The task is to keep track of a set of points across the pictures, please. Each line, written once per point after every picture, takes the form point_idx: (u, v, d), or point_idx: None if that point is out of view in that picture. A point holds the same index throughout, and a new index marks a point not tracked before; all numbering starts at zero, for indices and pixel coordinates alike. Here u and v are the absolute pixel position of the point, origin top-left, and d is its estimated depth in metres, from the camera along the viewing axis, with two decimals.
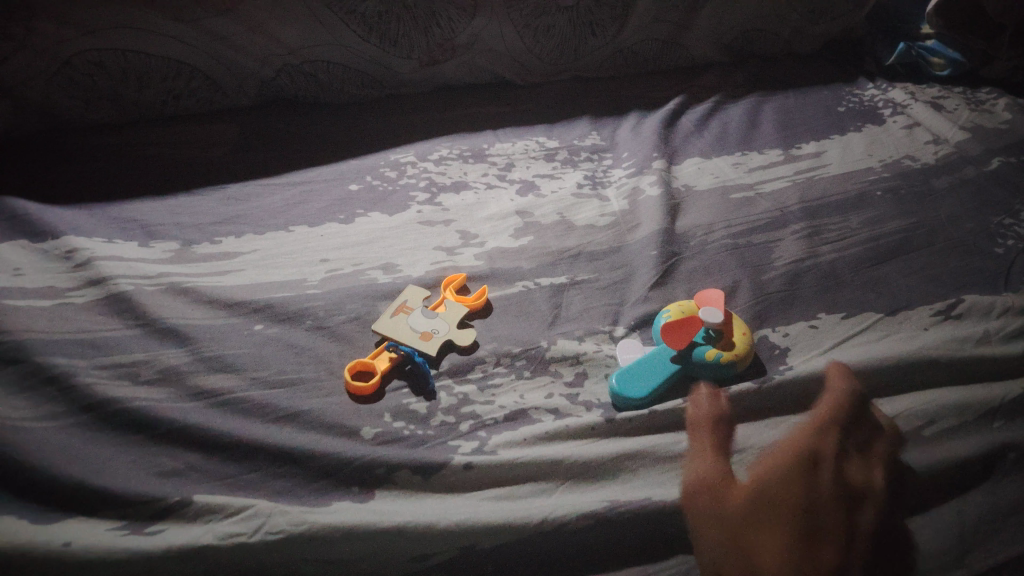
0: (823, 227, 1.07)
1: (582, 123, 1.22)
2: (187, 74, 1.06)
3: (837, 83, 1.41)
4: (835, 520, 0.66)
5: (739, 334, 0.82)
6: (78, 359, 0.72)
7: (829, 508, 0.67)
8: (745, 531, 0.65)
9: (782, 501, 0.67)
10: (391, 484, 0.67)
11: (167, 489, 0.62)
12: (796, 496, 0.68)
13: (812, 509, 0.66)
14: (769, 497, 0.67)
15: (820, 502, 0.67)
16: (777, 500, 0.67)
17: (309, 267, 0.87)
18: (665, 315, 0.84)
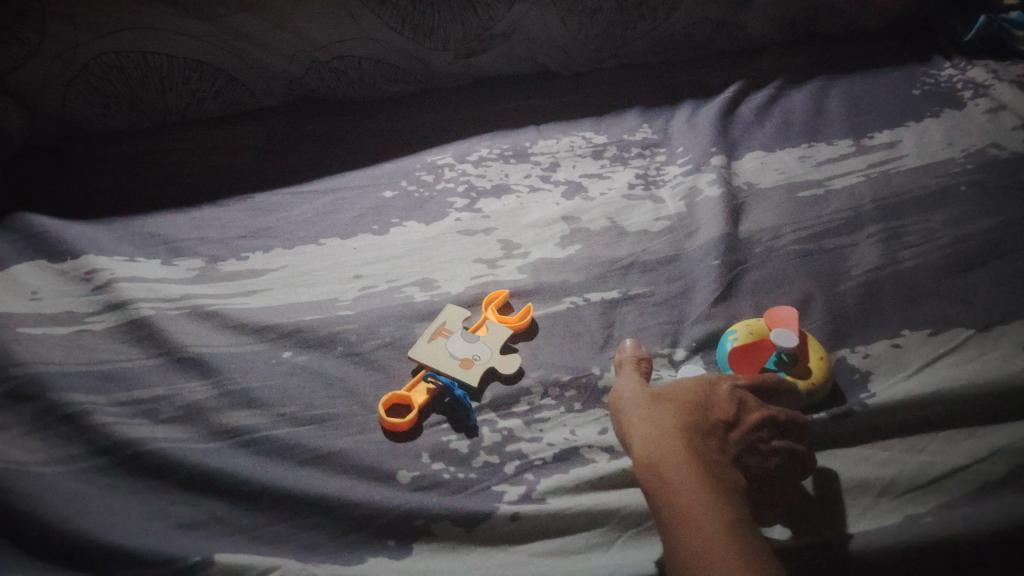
0: (903, 228, 0.96)
1: (632, 116, 1.13)
2: (211, 74, 1.00)
3: (910, 63, 1.29)
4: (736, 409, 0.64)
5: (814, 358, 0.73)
6: (96, 393, 0.67)
7: (741, 401, 0.64)
8: (652, 425, 0.63)
9: (694, 394, 0.65)
10: (431, 536, 0.60)
11: (185, 545, 0.57)
12: (709, 393, 0.65)
13: (721, 404, 0.64)
14: (682, 392, 0.65)
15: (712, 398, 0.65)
16: (687, 395, 0.65)
17: (341, 285, 0.81)
18: (733, 338, 0.75)
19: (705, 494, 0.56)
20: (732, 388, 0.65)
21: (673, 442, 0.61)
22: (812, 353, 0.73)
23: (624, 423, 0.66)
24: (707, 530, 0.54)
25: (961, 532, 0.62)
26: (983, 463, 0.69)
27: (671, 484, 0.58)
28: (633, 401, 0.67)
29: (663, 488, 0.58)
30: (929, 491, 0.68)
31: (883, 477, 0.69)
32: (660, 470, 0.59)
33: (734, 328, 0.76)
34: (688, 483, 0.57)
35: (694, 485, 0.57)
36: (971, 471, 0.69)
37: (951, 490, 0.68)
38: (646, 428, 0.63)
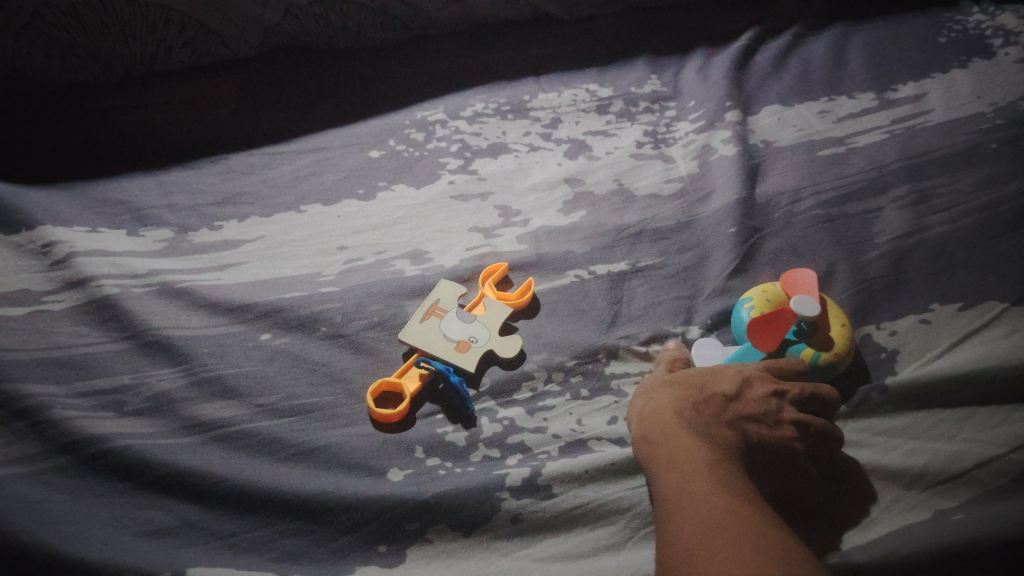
0: (930, 191, 0.89)
1: (639, 66, 1.05)
2: (178, 21, 0.91)
3: (935, 8, 1.20)
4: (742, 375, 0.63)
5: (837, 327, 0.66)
6: (55, 384, 0.61)
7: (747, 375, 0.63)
8: (657, 407, 0.60)
9: (704, 378, 0.62)
10: (426, 540, 0.55)
11: (155, 557, 0.52)
12: (718, 376, 0.62)
13: (729, 384, 0.62)
14: (691, 376, 0.63)
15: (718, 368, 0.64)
16: (695, 378, 0.62)
17: (325, 258, 0.74)
18: (750, 308, 0.68)
19: (703, 460, 0.54)
20: (741, 369, 0.63)
21: (674, 417, 0.58)
22: (834, 319, 0.67)
23: (631, 411, 0.63)
24: (701, 498, 0.50)
25: (998, 528, 0.57)
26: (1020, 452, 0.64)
27: (669, 459, 0.55)
28: (642, 389, 0.64)
29: (660, 454, 0.56)
30: (958, 483, 0.62)
31: (910, 468, 0.63)
32: (660, 444, 0.57)
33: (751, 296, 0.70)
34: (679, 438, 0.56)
35: (689, 444, 0.55)
36: (1007, 460, 0.63)
37: (985, 481, 0.62)
38: (649, 410, 0.61)
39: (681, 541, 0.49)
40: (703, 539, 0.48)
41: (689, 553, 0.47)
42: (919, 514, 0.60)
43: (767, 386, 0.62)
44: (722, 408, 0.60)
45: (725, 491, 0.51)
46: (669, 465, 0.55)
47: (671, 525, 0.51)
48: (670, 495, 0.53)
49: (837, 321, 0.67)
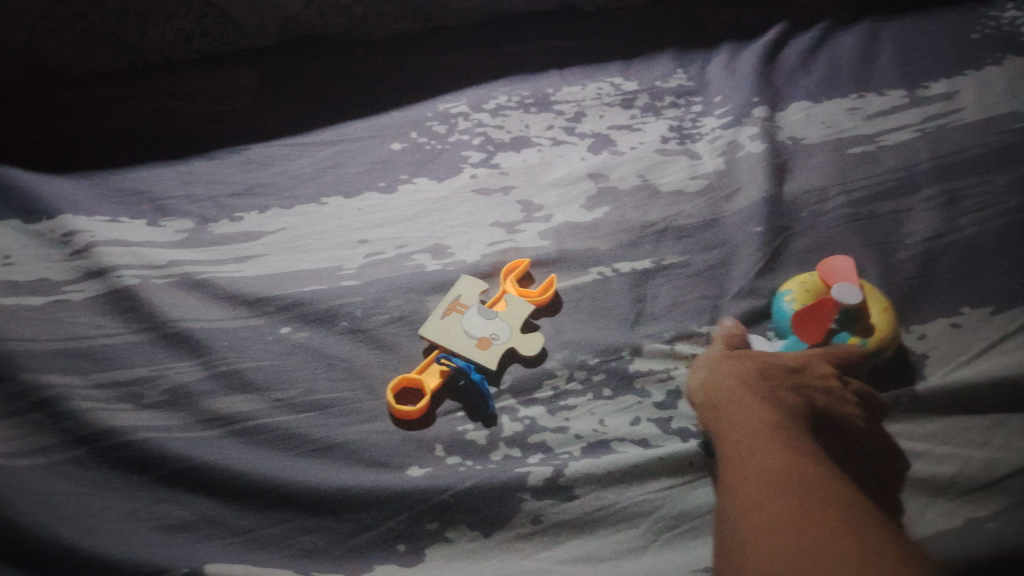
0: (963, 191, 0.87)
1: (664, 60, 1.03)
2: (200, 10, 0.90)
3: (968, 3, 1.17)
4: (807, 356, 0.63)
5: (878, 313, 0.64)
6: (73, 375, 0.60)
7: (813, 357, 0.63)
8: (721, 380, 0.61)
9: (766, 356, 0.63)
10: (445, 540, 0.55)
11: (173, 552, 0.51)
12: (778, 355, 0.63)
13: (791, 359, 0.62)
14: (752, 353, 0.63)
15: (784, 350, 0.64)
16: (758, 355, 0.63)
17: (345, 251, 0.73)
18: (790, 302, 0.67)
19: (767, 424, 0.55)
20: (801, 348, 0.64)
21: (738, 387, 0.59)
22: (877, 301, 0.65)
23: (693, 385, 0.63)
24: (770, 454, 0.52)
25: None
26: None
27: (738, 426, 0.56)
28: (704, 365, 0.64)
29: (724, 421, 0.58)
30: (991, 491, 0.60)
31: (941, 476, 0.61)
32: (725, 413, 0.58)
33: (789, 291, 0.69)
34: (744, 405, 0.57)
35: (753, 411, 0.56)
36: None
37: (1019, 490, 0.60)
38: (713, 384, 0.61)
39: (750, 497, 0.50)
40: (775, 489, 0.49)
41: (752, 510, 0.49)
42: (950, 523, 0.58)
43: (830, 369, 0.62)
44: (783, 379, 0.61)
45: (795, 453, 0.52)
46: (736, 431, 0.56)
47: (738, 484, 0.52)
48: (738, 459, 0.54)
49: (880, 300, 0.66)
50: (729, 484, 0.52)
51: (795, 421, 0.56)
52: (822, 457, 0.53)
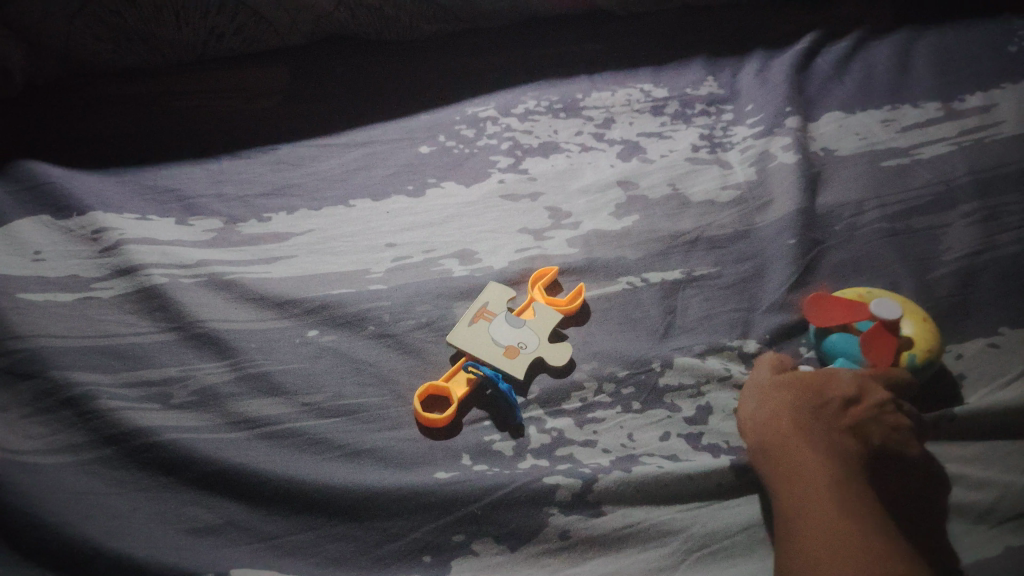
0: (1001, 208, 0.85)
1: (695, 67, 1.02)
2: (232, 9, 0.89)
3: (1006, 14, 1.15)
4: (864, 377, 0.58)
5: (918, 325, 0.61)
6: (101, 372, 0.60)
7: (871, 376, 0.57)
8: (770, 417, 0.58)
9: (815, 377, 0.58)
10: (471, 553, 0.54)
11: (200, 557, 0.51)
12: (829, 375, 0.58)
13: (842, 382, 0.57)
14: (801, 377, 0.59)
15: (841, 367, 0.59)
16: (806, 380, 0.58)
17: (372, 254, 0.72)
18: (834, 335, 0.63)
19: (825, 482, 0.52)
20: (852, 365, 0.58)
21: (791, 430, 0.56)
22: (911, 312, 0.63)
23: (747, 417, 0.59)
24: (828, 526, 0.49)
25: None
26: None
27: (794, 479, 0.53)
28: (754, 394, 0.61)
29: (780, 469, 0.54)
30: None
31: (977, 503, 0.60)
32: (780, 458, 0.55)
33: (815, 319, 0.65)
34: (801, 453, 0.54)
35: (811, 462, 0.53)
36: None
37: None
38: (762, 419, 0.58)
39: (804, 572, 0.48)
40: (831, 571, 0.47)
41: None
42: (987, 553, 0.57)
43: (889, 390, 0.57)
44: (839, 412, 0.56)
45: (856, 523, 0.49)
46: (793, 485, 0.53)
47: (792, 550, 0.50)
48: (793, 518, 0.52)
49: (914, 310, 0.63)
50: (785, 556, 0.51)
51: (855, 471, 0.53)
52: (884, 525, 0.50)
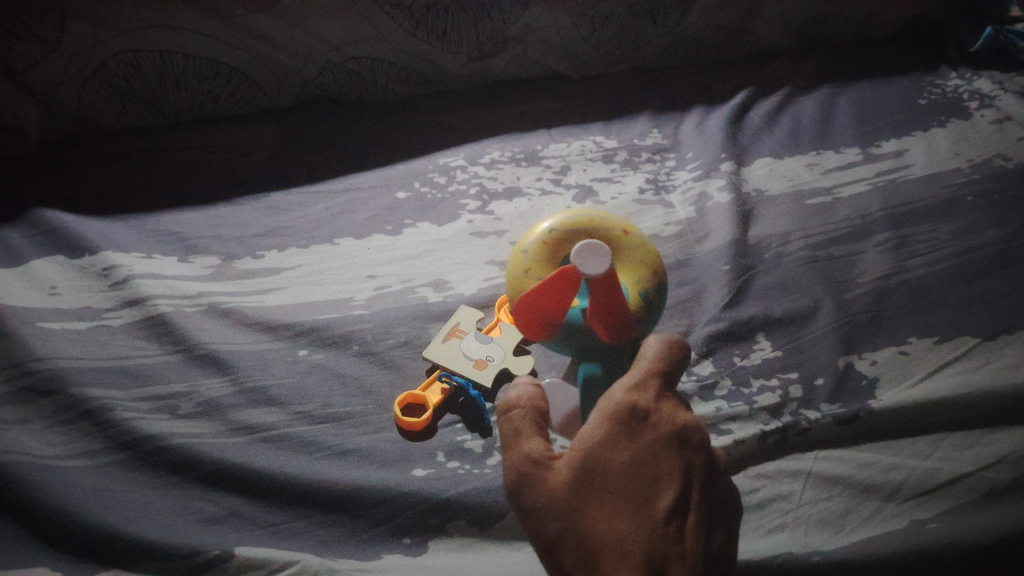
0: (911, 237, 0.97)
1: (642, 120, 1.15)
2: (225, 74, 1.04)
3: (917, 72, 1.30)
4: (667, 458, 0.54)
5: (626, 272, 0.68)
6: (114, 388, 0.68)
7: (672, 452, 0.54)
8: (598, 525, 0.51)
9: (619, 455, 0.53)
10: (445, 535, 0.60)
11: (207, 540, 0.57)
12: (635, 447, 0.54)
13: (657, 459, 0.54)
14: (603, 458, 0.53)
15: (640, 451, 0.54)
16: (612, 461, 0.53)
17: (356, 285, 0.82)
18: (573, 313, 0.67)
19: None
20: (639, 414, 0.55)
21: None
22: (603, 234, 0.69)
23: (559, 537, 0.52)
24: None
25: (966, 541, 0.62)
26: (990, 470, 0.69)
27: None
28: (543, 482, 0.53)
29: None
30: (933, 497, 0.68)
31: (888, 482, 0.69)
32: None
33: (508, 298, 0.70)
34: None
35: None
36: (977, 478, 0.69)
37: (957, 495, 0.68)
38: (589, 525, 0.51)
39: None
40: None
41: None
42: (897, 524, 0.65)
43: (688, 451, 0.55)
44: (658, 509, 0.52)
45: None
46: None
47: None
48: None
49: (604, 226, 0.69)
50: None
51: None
52: None
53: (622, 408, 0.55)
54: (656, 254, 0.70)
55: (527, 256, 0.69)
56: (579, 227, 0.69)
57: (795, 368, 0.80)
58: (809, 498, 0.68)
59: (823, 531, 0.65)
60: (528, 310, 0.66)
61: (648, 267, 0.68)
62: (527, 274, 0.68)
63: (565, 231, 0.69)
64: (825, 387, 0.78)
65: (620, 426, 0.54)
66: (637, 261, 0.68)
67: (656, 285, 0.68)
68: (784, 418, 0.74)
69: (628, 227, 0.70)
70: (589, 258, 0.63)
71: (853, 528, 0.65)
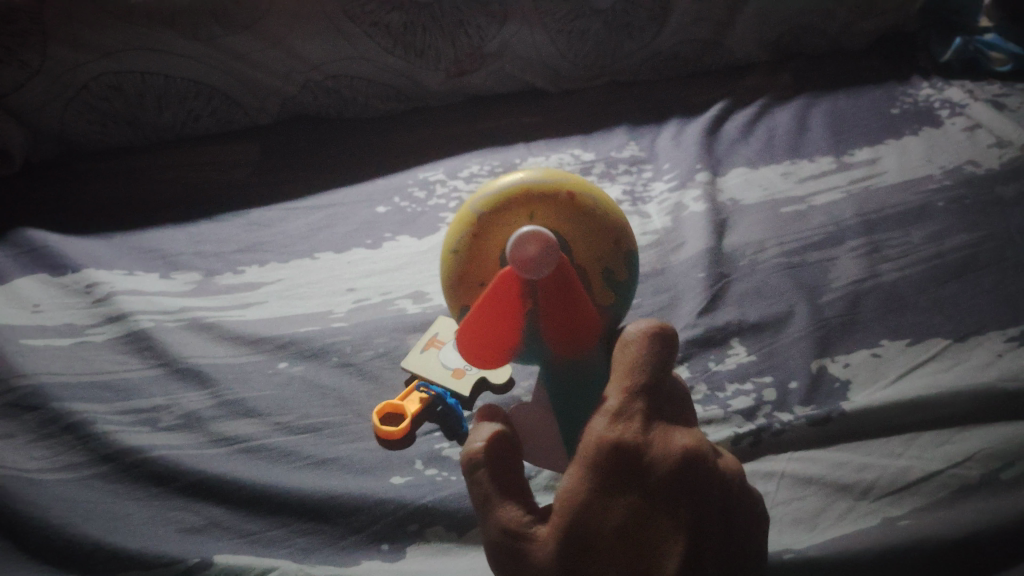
0: (883, 243, 0.99)
1: (620, 133, 1.17)
2: (207, 94, 1.07)
3: (890, 82, 1.32)
4: (669, 503, 0.47)
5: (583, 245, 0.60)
6: (95, 403, 0.69)
7: (672, 494, 0.47)
8: None
9: (612, 514, 0.47)
10: (423, 541, 0.61)
11: (187, 549, 0.58)
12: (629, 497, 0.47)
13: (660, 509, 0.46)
14: (593, 520, 0.47)
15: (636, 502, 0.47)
16: (604, 521, 0.47)
17: (335, 298, 0.83)
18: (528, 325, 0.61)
19: None
20: (624, 459, 0.48)
21: None
22: (547, 202, 0.59)
23: None
24: None
25: (935, 536, 0.63)
26: (960, 467, 0.71)
27: None
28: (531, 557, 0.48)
29: None
30: (905, 494, 0.69)
31: (860, 481, 0.70)
32: None
33: (456, 308, 0.62)
34: None
35: None
36: (949, 475, 0.70)
37: (928, 492, 0.69)
38: None
39: None
40: None
41: None
42: (869, 522, 0.66)
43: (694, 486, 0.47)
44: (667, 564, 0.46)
45: None
46: None
47: None
48: None
49: (547, 192, 0.59)
50: None
51: None
52: None
53: (606, 457, 0.48)
54: (611, 212, 0.61)
55: (462, 257, 0.60)
56: (516, 203, 0.59)
57: (770, 371, 0.81)
58: (783, 498, 0.69)
59: (796, 530, 0.66)
60: (480, 330, 0.59)
61: (608, 237, 0.60)
62: (469, 283, 0.61)
63: (499, 209, 0.59)
64: (799, 390, 0.79)
65: (606, 478, 0.48)
66: (594, 231, 0.60)
67: (620, 256, 0.61)
68: (758, 421, 0.76)
69: (572, 186, 0.60)
70: (537, 257, 0.54)
71: (826, 527, 0.66)
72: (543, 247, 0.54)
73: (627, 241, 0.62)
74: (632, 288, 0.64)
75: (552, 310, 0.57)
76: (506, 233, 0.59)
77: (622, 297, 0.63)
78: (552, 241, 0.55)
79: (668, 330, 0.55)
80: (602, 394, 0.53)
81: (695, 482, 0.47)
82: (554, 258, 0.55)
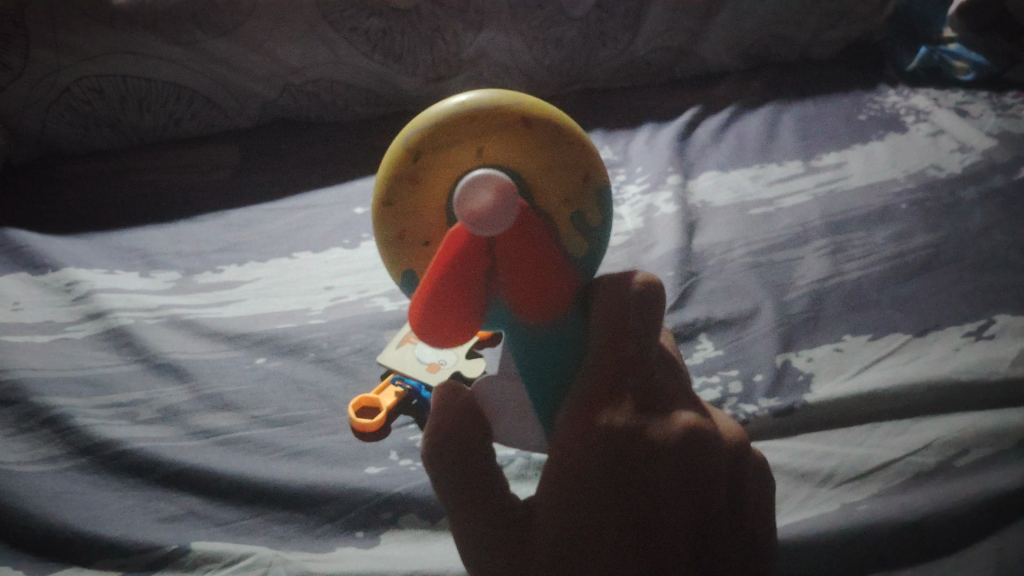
0: (848, 243, 1.02)
1: (594, 138, 1.20)
2: (188, 97, 1.09)
3: (857, 90, 1.36)
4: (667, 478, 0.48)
5: (545, 178, 0.56)
6: (75, 397, 0.70)
7: (669, 469, 0.48)
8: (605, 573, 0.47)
9: (610, 494, 0.48)
10: (396, 528, 0.62)
11: (164, 537, 0.60)
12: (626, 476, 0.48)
13: (667, 495, 0.47)
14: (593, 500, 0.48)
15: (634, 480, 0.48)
16: (604, 501, 0.48)
17: (313, 296, 0.84)
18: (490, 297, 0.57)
19: None
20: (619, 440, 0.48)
21: None
22: (500, 131, 0.54)
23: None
24: None
25: (890, 521, 0.66)
26: (917, 455, 0.73)
27: None
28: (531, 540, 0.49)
29: None
30: (864, 481, 0.71)
31: (820, 470, 0.72)
32: None
33: (400, 270, 0.58)
34: None
35: None
36: (906, 462, 0.73)
37: (886, 479, 0.71)
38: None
39: None
40: None
41: None
42: (828, 508, 0.69)
43: (689, 459, 0.48)
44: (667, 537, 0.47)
45: None
46: None
47: None
48: None
49: (499, 119, 0.54)
50: None
51: None
52: None
53: (601, 440, 0.49)
54: (572, 139, 0.57)
55: (401, 208, 0.56)
56: (462, 135, 0.54)
57: (736, 365, 0.84)
58: None
59: None
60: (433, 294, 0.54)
61: (570, 171, 0.57)
62: (420, 232, 0.56)
63: (444, 145, 0.54)
64: (763, 383, 0.81)
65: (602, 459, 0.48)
66: (556, 161, 0.56)
67: (590, 193, 0.58)
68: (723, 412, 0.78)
69: (527, 110, 0.55)
70: (493, 205, 0.51)
71: (787, 512, 0.69)
72: (499, 194, 0.51)
73: (593, 173, 0.58)
74: (608, 229, 0.60)
75: (515, 262, 0.54)
76: (452, 170, 0.55)
77: (595, 241, 0.59)
78: (509, 186, 0.51)
79: (650, 294, 0.55)
80: (590, 373, 0.53)
81: (690, 455, 0.48)
82: (514, 206, 0.52)
